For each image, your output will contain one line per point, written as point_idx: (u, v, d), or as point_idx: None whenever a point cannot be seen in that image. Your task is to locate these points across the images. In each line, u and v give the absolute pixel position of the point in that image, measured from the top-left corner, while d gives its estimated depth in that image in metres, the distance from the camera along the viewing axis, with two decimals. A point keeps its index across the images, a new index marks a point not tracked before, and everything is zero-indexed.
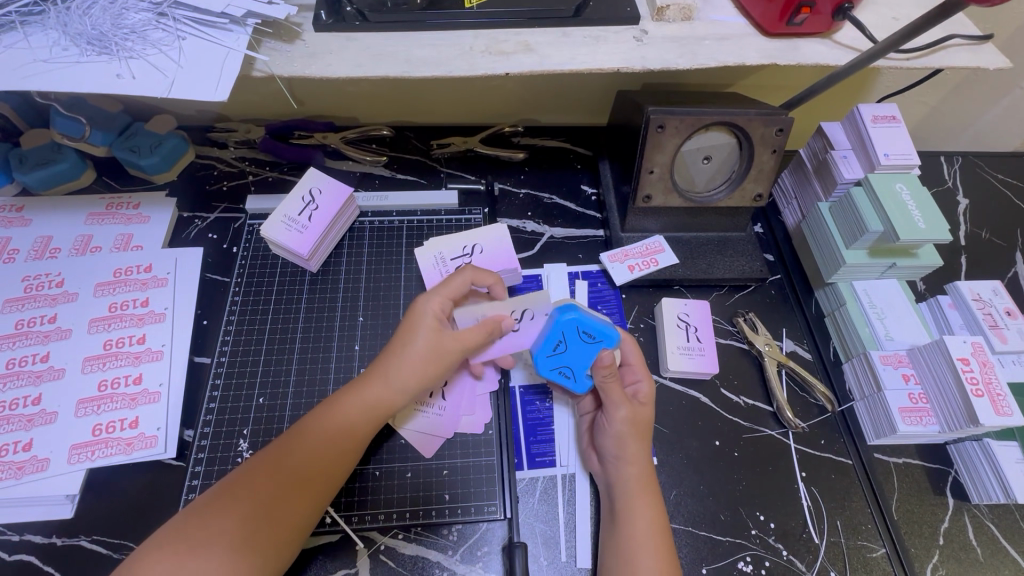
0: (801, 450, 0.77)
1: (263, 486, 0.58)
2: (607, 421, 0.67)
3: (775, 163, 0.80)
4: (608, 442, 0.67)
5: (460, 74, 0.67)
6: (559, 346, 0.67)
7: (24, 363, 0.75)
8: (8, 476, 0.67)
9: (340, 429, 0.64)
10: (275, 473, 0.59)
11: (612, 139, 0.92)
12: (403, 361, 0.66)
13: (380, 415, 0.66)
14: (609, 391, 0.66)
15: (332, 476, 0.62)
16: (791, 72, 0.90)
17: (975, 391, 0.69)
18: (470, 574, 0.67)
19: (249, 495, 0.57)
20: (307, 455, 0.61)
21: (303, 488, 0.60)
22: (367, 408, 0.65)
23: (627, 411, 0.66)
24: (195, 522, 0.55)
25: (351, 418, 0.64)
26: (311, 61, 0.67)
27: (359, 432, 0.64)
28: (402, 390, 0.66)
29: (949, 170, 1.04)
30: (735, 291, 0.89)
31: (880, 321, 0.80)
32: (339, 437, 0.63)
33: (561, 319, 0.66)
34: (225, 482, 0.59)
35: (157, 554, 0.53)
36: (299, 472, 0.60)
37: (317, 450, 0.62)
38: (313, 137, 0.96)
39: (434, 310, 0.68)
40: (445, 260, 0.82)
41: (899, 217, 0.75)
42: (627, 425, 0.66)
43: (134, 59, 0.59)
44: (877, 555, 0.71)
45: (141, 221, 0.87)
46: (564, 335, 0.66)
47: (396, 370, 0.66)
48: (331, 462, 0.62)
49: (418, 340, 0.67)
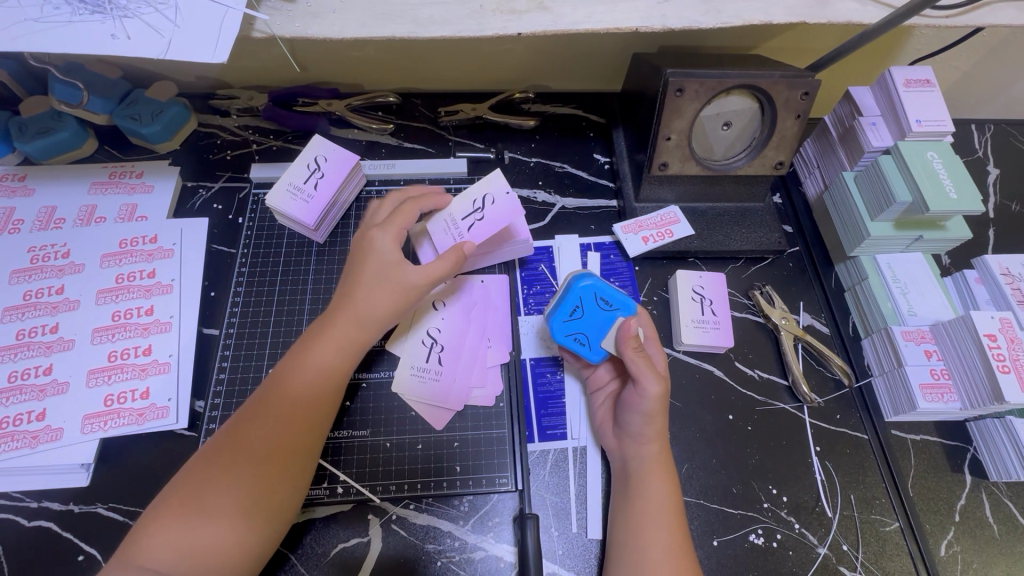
0: (816, 424, 0.76)
1: (248, 438, 0.58)
2: (637, 398, 0.64)
3: (799, 129, 0.76)
4: (634, 419, 0.65)
5: (469, 34, 0.64)
6: (576, 312, 0.69)
7: (34, 333, 0.75)
8: (23, 445, 0.68)
9: (314, 369, 0.62)
10: (255, 427, 0.58)
11: (626, 106, 0.89)
12: (368, 303, 0.64)
13: (352, 352, 0.64)
14: (641, 368, 0.63)
15: (316, 417, 0.61)
16: (819, 32, 0.84)
17: (1001, 367, 0.67)
18: (482, 544, 0.67)
19: (236, 451, 0.57)
20: (291, 404, 0.60)
21: (290, 437, 0.59)
22: (340, 346, 0.64)
23: (661, 387, 0.63)
24: (192, 485, 0.56)
25: (325, 359, 0.63)
26: (313, 21, 0.64)
27: (336, 371, 0.63)
28: (371, 324, 0.65)
29: (980, 138, 1.00)
30: (752, 264, 0.86)
31: (904, 296, 0.77)
32: (316, 380, 0.62)
33: (579, 284, 0.69)
34: (212, 445, 0.59)
35: (155, 527, 0.54)
36: (281, 417, 0.59)
37: (293, 397, 0.60)
38: (317, 104, 0.92)
39: (391, 244, 0.67)
40: (455, 222, 0.74)
41: (929, 187, 0.72)
42: (658, 403, 0.63)
43: (129, 19, 0.57)
44: (891, 529, 0.70)
45: (145, 190, 0.86)
46: (581, 300, 0.69)
47: (363, 309, 0.64)
48: (311, 404, 0.61)
49: (378, 278, 0.65)
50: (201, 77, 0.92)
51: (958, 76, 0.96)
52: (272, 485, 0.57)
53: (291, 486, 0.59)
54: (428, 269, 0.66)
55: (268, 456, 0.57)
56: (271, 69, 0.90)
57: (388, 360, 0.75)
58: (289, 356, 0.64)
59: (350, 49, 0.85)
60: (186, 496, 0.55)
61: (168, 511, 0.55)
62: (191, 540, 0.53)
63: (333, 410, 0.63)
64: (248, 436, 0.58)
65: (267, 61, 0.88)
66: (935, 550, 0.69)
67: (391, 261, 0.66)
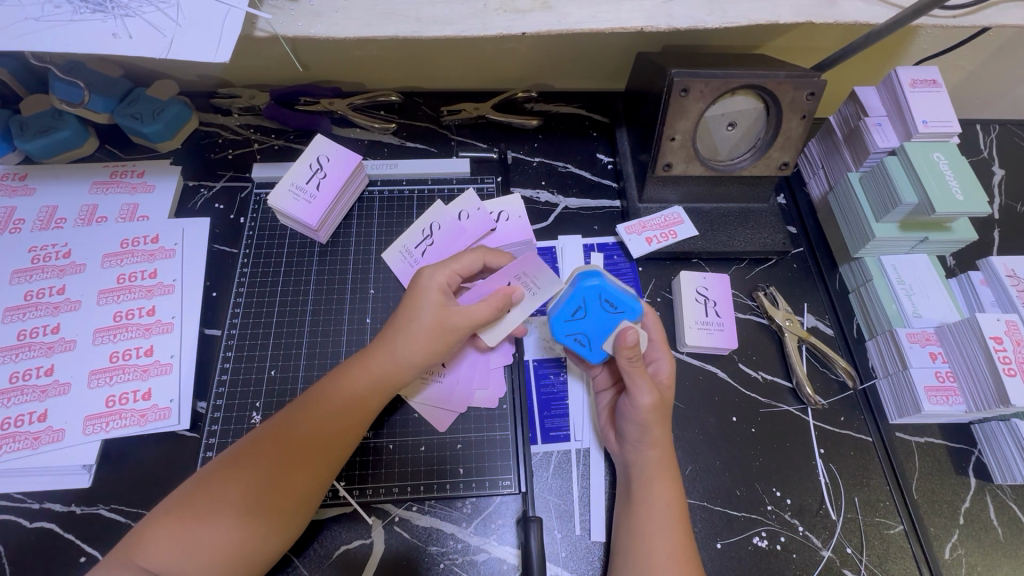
0: (820, 426, 0.75)
1: (268, 458, 0.58)
2: (631, 408, 0.63)
3: (805, 130, 0.76)
4: (631, 427, 0.64)
5: (473, 34, 0.64)
6: (580, 311, 0.65)
7: (35, 334, 0.74)
8: (25, 446, 0.68)
9: (345, 397, 0.62)
10: (275, 448, 0.58)
11: (630, 105, 0.88)
12: (406, 338, 0.64)
13: (384, 385, 0.64)
14: (634, 376, 0.62)
15: (339, 442, 0.61)
16: (825, 32, 0.84)
17: (1007, 370, 0.67)
18: (485, 546, 0.67)
19: (253, 467, 0.57)
20: (316, 430, 0.60)
21: (310, 465, 0.59)
22: (373, 381, 0.63)
23: (655, 398, 0.62)
24: (203, 491, 0.56)
25: (356, 392, 0.63)
26: (316, 19, 0.63)
27: (365, 406, 0.63)
28: (407, 362, 0.64)
29: (985, 139, 0.99)
30: (756, 265, 0.86)
31: (909, 298, 0.77)
32: (344, 412, 0.62)
33: (584, 284, 0.64)
34: (228, 455, 0.59)
35: (161, 527, 0.54)
36: (304, 441, 0.59)
37: (320, 420, 0.60)
38: (319, 104, 0.92)
39: (438, 283, 0.65)
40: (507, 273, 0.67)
41: (935, 189, 0.71)
42: (651, 413, 0.62)
43: (132, 17, 0.56)
44: (895, 532, 0.70)
45: (146, 190, 0.85)
46: (584, 302, 0.64)
47: (402, 345, 0.64)
48: (335, 430, 0.61)
49: (422, 316, 0.64)
50: (202, 76, 0.91)
51: (964, 76, 0.95)
52: (281, 501, 0.57)
53: (300, 509, 0.58)
54: (471, 312, 0.63)
55: (285, 479, 0.57)
56: (273, 68, 0.90)
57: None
58: (323, 382, 0.64)
59: (352, 48, 0.85)
60: (195, 503, 0.55)
61: (173, 513, 0.54)
62: (192, 543, 0.53)
63: (355, 442, 0.63)
64: (268, 453, 0.58)
65: (269, 60, 0.87)
66: (939, 553, 0.69)
67: (439, 301, 0.65)
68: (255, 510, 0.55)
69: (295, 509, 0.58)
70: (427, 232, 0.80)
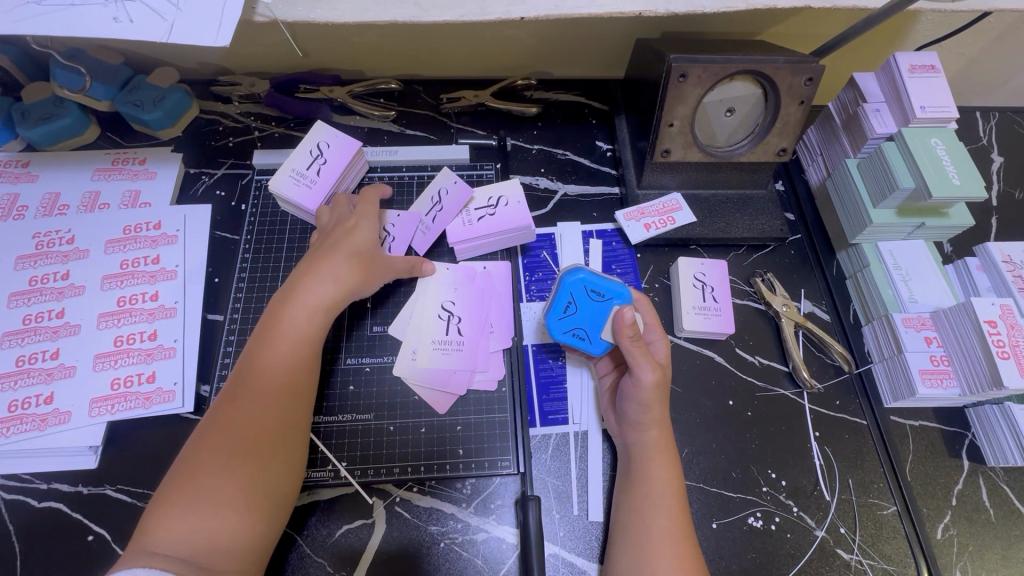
0: (815, 410, 0.76)
1: (232, 412, 0.59)
2: (634, 387, 0.64)
3: (802, 116, 0.76)
4: (633, 408, 0.65)
5: (472, 18, 0.64)
6: (571, 307, 0.69)
7: (40, 319, 0.75)
8: (32, 428, 0.69)
9: (288, 335, 0.64)
10: (235, 402, 0.60)
11: (629, 92, 0.88)
12: (337, 272, 0.68)
13: (325, 316, 0.67)
14: (636, 357, 0.63)
15: (295, 374, 0.63)
16: (825, 18, 0.84)
17: (1000, 353, 0.68)
18: (484, 526, 0.68)
19: (225, 427, 0.58)
20: (266, 369, 0.62)
21: (270, 404, 0.60)
22: (311, 314, 0.66)
23: (658, 375, 0.63)
24: (185, 474, 0.56)
25: (298, 328, 0.65)
26: (315, 4, 0.63)
27: (309, 339, 0.65)
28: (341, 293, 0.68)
29: (985, 126, 0.99)
30: (753, 251, 0.87)
31: (904, 284, 0.77)
32: (291, 348, 0.64)
33: (570, 279, 0.69)
34: (200, 432, 0.59)
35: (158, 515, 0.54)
36: (260, 384, 0.61)
37: (275, 363, 0.62)
38: (319, 91, 0.92)
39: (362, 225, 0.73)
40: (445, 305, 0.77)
41: (932, 173, 0.72)
42: (653, 391, 0.63)
43: (132, 2, 0.56)
44: (888, 512, 0.71)
45: (148, 177, 0.86)
46: (574, 296, 0.69)
47: (332, 277, 0.68)
48: (285, 365, 0.63)
49: (349, 251, 0.70)
50: (202, 64, 0.91)
51: (964, 63, 0.95)
52: (262, 451, 0.58)
53: (281, 456, 0.59)
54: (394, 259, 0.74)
55: (256, 431, 0.58)
56: (273, 55, 0.90)
57: (366, 345, 0.76)
58: (262, 332, 0.65)
59: (352, 35, 0.85)
60: (188, 477, 0.56)
61: (168, 501, 0.55)
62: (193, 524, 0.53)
63: (311, 377, 0.65)
64: (229, 406, 0.60)
65: (270, 47, 0.88)
66: (931, 533, 0.70)
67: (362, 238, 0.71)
68: (240, 474, 0.56)
69: (283, 448, 0.60)
70: (437, 199, 0.81)
